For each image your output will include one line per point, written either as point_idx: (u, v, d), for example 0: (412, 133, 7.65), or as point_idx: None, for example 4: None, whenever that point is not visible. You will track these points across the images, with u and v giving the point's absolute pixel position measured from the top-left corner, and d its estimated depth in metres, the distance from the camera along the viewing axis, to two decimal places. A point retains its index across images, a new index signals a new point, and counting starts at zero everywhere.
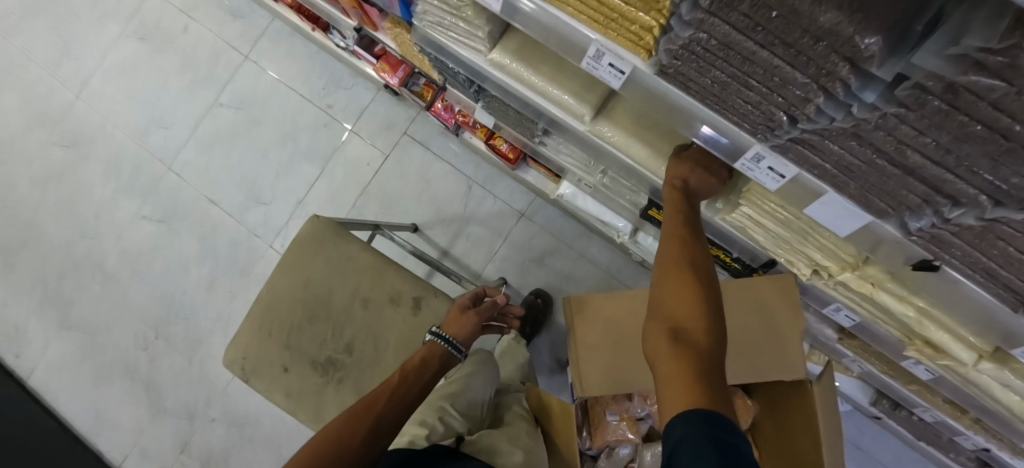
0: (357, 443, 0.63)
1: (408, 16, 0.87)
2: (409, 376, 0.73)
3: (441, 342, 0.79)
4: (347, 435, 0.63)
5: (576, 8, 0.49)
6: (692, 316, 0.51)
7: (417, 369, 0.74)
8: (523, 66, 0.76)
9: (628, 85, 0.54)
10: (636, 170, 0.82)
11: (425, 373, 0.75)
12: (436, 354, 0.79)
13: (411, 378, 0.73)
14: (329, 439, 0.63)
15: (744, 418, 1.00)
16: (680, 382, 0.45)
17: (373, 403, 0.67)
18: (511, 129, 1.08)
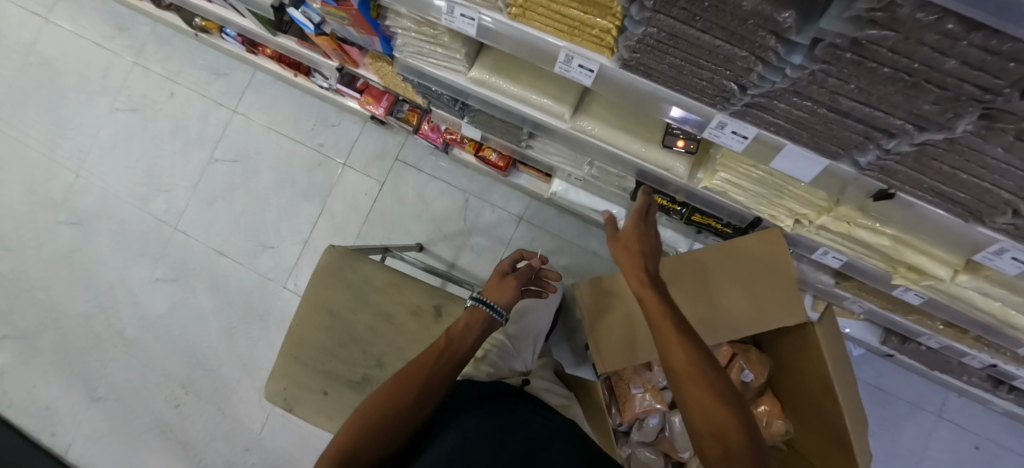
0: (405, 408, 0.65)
1: (388, 50, 0.93)
2: (454, 342, 0.72)
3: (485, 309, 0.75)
4: (395, 401, 0.65)
5: (541, 22, 0.55)
6: (726, 425, 0.54)
7: (461, 336, 0.72)
8: (502, 80, 0.83)
9: (598, 81, 0.61)
10: (621, 156, 0.88)
11: (467, 338, 0.73)
12: (479, 321, 0.75)
13: (456, 345, 0.72)
14: (380, 403, 0.65)
15: (760, 371, 1.06)
16: None
17: (423, 369, 0.69)
18: (498, 138, 1.14)
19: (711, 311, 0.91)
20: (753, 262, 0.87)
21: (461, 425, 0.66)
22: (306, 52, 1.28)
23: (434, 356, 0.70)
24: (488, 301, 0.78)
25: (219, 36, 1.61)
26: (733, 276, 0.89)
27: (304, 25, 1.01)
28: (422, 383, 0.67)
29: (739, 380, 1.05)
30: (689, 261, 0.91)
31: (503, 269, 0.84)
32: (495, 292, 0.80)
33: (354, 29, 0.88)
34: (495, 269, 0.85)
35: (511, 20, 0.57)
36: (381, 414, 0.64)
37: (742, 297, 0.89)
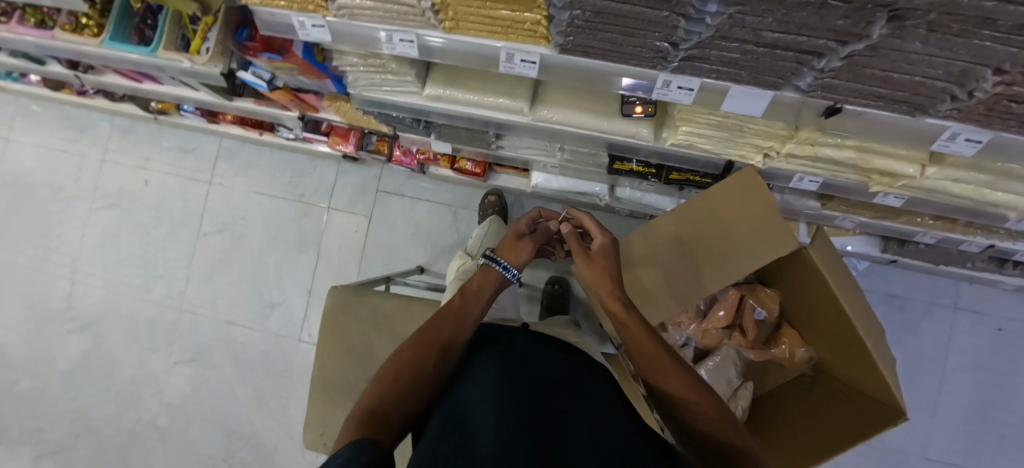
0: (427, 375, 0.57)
1: (342, 89, 0.95)
2: (471, 300, 0.66)
3: (496, 266, 0.70)
4: (412, 372, 0.56)
5: (476, 29, 0.57)
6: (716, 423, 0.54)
7: (477, 294, 0.67)
8: (456, 90, 0.85)
9: (543, 69, 0.63)
10: (586, 135, 0.91)
11: (483, 295, 0.67)
12: (491, 279, 0.69)
13: (471, 299, 0.66)
14: (395, 376, 0.56)
15: (771, 307, 1.07)
16: None
17: (441, 323, 0.62)
18: (468, 146, 1.16)
19: (672, 281, 0.92)
20: (716, 223, 0.89)
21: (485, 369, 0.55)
22: (265, 109, 1.30)
23: (449, 312, 0.64)
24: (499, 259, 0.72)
25: (178, 113, 1.63)
26: (696, 241, 0.91)
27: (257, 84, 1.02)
28: (442, 340, 0.60)
29: (753, 320, 1.07)
30: (649, 236, 0.94)
31: (519, 229, 0.79)
32: (513, 249, 0.75)
33: (306, 76, 0.90)
34: (512, 227, 0.80)
35: (447, 34, 0.59)
36: (406, 370, 0.56)
37: (702, 260, 0.90)
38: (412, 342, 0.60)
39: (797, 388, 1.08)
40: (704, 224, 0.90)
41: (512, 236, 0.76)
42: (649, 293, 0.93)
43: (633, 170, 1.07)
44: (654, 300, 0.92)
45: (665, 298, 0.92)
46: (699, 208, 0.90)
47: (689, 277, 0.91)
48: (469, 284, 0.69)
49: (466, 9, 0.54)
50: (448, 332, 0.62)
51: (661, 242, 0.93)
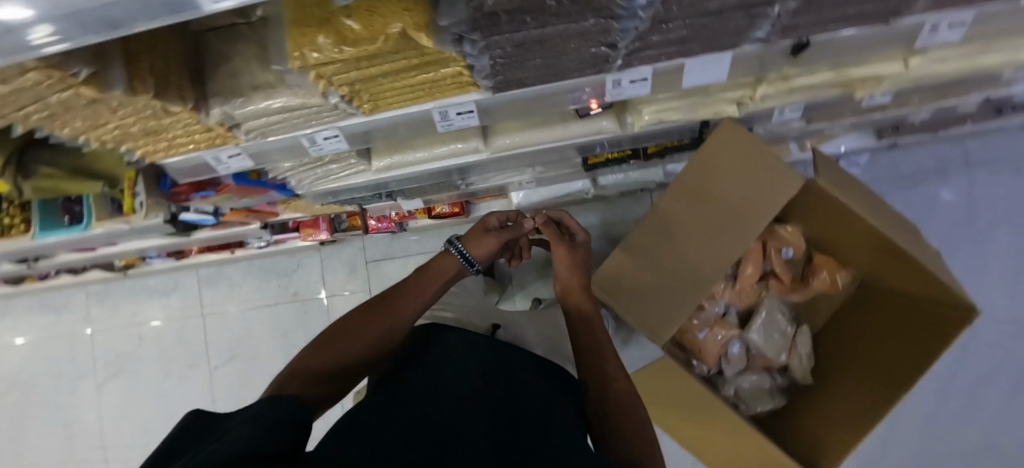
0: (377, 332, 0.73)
1: (289, 193, 0.88)
2: (424, 278, 0.82)
3: (456, 253, 0.86)
4: (364, 326, 0.72)
5: (397, 101, 0.51)
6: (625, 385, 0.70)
7: (438, 274, 0.84)
8: (405, 152, 0.80)
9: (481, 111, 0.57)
10: (550, 147, 0.85)
11: (444, 273, 0.85)
12: (450, 266, 0.85)
13: (422, 281, 0.82)
14: (346, 327, 0.73)
15: (796, 244, 1.00)
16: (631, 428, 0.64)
17: (393, 301, 0.76)
18: (438, 195, 1.11)
19: (667, 276, 0.85)
20: (703, 195, 0.84)
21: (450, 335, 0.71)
22: (223, 232, 1.23)
23: (404, 292, 0.79)
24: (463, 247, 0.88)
25: (145, 263, 1.56)
26: (687, 222, 0.86)
27: (205, 218, 0.96)
28: (394, 309, 0.76)
29: (783, 262, 1.00)
30: (638, 231, 0.88)
31: (489, 222, 0.92)
32: (480, 244, 0.89)
33: (248, 197, 0.84)
34: (485, 219, 0.93)
35: (370, 116, 0.53)
36: (360, 325, 0.72)
37: (696, 240, 0.85)
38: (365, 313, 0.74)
39: (842, 319, 1.03)
40: (692, 202, 0.85)
41: (482, 228, 0.90)
42: (644, 294, 0.86)
43: (609, 158, 1.01)
44: (651, 301, 0.85)
45: (663, 297, 0.85)
46: (686, 185, 0.85)
47: (683, 266, 0.85)
48: (432, 266, 0.85)
49: (378, 90, 0.48)
50: (396, 311, 0.76)
51: (649, 235, 0.87)
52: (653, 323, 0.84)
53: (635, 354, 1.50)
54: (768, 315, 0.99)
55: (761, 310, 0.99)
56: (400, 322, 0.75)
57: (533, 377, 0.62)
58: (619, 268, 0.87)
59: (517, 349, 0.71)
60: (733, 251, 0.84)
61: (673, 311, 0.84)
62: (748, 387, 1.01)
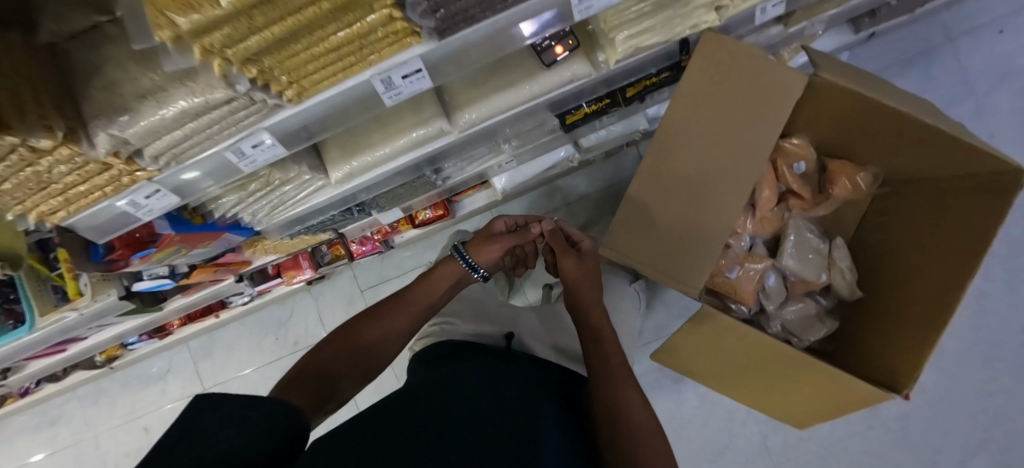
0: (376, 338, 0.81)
1: (248, 232, 0.77)
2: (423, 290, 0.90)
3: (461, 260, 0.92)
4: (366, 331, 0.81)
5: (326, 75, 0.42)
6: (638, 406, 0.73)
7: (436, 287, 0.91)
8: (363, 154, 0.70)
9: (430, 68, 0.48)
10: (523, 109, 0.76)
11: (444, 283, 0.91)
12: (453, 273, 0.92)
13: (422, 291, 0.89)
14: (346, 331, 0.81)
15: (807, 156, 0.92)
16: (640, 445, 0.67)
17: (394, 314, 0.85)
18: (416, 198, 1.01)
19: (686, 217, 0.75)
20: (706, 117, 0.73)
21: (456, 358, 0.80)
22: (199, 294, 1.12)
23: (405, 306, 0.87)
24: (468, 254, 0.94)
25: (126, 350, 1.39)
26: (695, 152, 0.74)
27: (162, 283, 0.82)
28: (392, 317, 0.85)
29: (798, 177, 0.92)
30: (642, 173, 0.76)
31: (494, 228, 0.96)
32: (483, 251, 0.94)
33: (200, 247, 0.71)
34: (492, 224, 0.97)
35: (300, 103, 0.44)
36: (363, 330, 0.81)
37: (709, 170, 0.74)
38: (368, 322, 0.82)
39: (875, 223, 0.95)
40: (696, 127, 0.74)
41: (487, 235, 0.95)
42: (666, 243, 0.75)
43: (587, 112, 0.93)
44: (675, 249, 0.75)
45: (686, 242, 0.75)
46: (684, 110, 0.73)
47: (701, 203, 0.75)
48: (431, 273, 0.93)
49: (297, 64, 0.39)
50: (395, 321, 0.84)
51: (656, 175, 0.76)
52: (682, 273, 0.74)
53: (663, 314, 1.42)
54: (798, 237, 0.91)
55: (789, 233, 0.91)
56: (396, 325, 0.83)
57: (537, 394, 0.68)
58: (630, 221, 0.76)
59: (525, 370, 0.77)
60: (750, 175, 0.74)
61: (701, 255, 0.74)
62: (795, 317, 0.92)
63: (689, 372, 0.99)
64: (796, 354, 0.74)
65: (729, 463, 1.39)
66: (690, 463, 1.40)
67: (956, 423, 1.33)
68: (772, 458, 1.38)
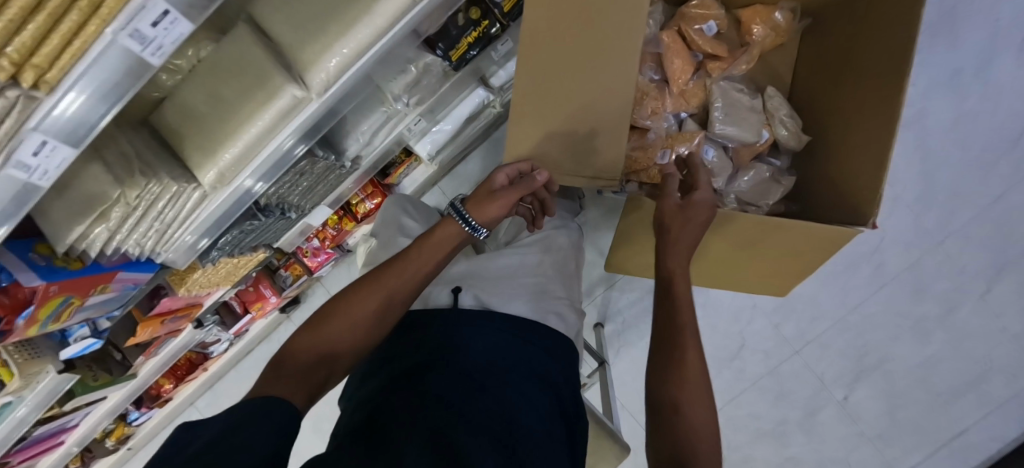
0: (370, 315, 0.61)
1: (150, 264, 0.73)
2: (423, 249, 0.66)
3: (455, 220, 0.66)
4: (359, 312, 0.61)
5: (56, 47, 0.37)
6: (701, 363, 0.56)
7: (437, 248, 0.66)
8: (226, 149, 0.66)
9: (188, 16, 0.42)
10: (380, 53, 0.70)
11: (447, 244, 0.67)
12: (453, 235, 0.67)
13: (420, 258, 0.65)
14: (334, 314, 0.61)
15: (715, 11, 0.84)
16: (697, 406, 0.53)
17: (389, 277, 0.63)
18: (335, 188, 0.98)
19: (582, 112, 0.69)
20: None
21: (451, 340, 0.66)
22: (166, 353, 1.10)
23: (401, 268, 0.64)
24: (466, 214, 0.67)
25: (135, 427, 1.34)
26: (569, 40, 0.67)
27: (89, 345, 0.78)
28: (389, 292, 0.62)
29: (710, 38, 0.84)
30: (521, 75, 0.68)
31: (496, 181, 0.68)
32: (484, 213, 0.66)
33: (95, 295, 0.67)
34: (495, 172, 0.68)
35: (51, 93, 0.40)
36: (359, 311, 0.61)
37: (590, 58, 0.67)
38: (366, 288, 0.62)
39: (809, 60, 0.87)
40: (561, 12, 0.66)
41: (487, 191, 0.67)
42: (573, 146, 0.70)
43: (470, 43, 0.86)
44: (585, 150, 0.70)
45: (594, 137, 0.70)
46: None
47: (595, 92, 0.68)
48: (436, 236, 0.66)
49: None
50: (396, 287, 0.63)
51: (540, 74, 0.68)
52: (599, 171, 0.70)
53: None
54: (725, 101, 0.83)
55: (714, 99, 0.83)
56: (402, 293, 0.63)
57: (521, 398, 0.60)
58: (529, 133, 0.70)
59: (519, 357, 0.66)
60: (632, 52, 0.67)
61: (613, 148, 0.69)
62: (748, 185, 0.85)
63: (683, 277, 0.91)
64: (766, 222, 0.68)
65: (749, 363, 1.35)
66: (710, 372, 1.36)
67: (970, 255, 1.25)
68: (791, 344, 1.33)
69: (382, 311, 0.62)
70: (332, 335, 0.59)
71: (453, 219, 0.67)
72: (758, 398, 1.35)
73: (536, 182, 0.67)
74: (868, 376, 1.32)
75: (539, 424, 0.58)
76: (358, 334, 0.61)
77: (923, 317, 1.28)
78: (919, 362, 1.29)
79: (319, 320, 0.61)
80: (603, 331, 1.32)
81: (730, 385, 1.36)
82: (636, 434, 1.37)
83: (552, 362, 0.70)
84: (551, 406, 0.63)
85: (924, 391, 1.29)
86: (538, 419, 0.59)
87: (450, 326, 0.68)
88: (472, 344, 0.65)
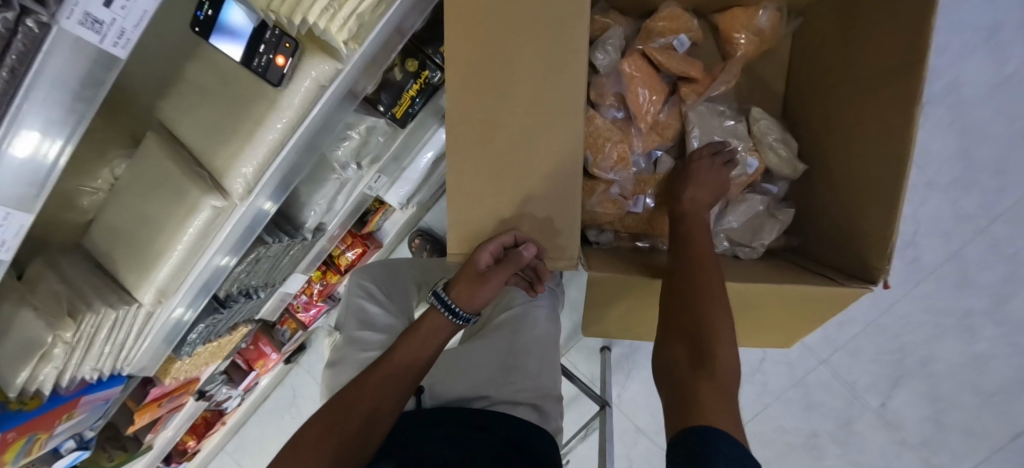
0: (362, 414, 0.58)
1: (116, 379, 0.73)
2: (416, 340, 0.64)
3: (442, 313, 0.65)
4: (351, 411, 0.57)
5: None
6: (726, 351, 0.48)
7: (429, 336, 0.65)
8: (158, 265, 0.63)
9: (18, 199, 0.37)
10: (303, 140, 0.64)
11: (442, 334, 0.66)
12: (441, 325, 0.66)
13: (410, 349, 0.63)
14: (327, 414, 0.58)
15: (686, 24, 0.72)
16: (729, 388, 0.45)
17: (383, 371, 0.61)
18: (302, 258, 0.94)
19: (528, 186, 0.60)
20: (495, 63, 0.57)
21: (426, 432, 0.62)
22: (176, 424, 1.13)
23: (393, 362, 0.62)
24: (452, 303, 0.64)
25: None
26: (506, 108, 0.58)
27: (79, 455, 0.80)
28: (382, 385, 0.60)
29: (683, 57, 0.72)
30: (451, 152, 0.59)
31: (478, 266, 0.61)
32: (472, 293, 0.64)
33: (61, 424, 0.67)
34: (474, 257, 0.61)
35: None
36: (352, 411, 0.57)
37: (531, 122, 0.58)
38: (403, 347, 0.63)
39: (802, 64, 0.74)
40: (488, 77, 0.57)
41: (472, 276, 0.62)
42: (523, 226, 0.61)
43: (412, 96, 0.79)
44: (533, 231, 0.61)
45: (547, 211, 0.60)
46: (467, 63, 0.56)
47: (538, 159, 0.59)
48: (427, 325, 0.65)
49: None
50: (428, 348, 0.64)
51: (470, 148, 0.59)
52: (550, 251, 0.61)
53: None
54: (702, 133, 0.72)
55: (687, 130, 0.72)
56: (397, 388, 0.61)
57: None
58: (472, 214, 0.61)
59: (490, 446, 0.60)
60: (579, 113, 0.58)
61: (571, 222, 0.60)
62: (741, 222, 0.74)
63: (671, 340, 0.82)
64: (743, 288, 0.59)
65: (771, 376, 1.25)
66: None
67: None
68: (818, 353, 1.22)
69: (408, 377, 0.62)
70: (365, 391, 0.59)
71: (436, 308, 0.65)
72: (784, 410, 1.25)
73: (523, 256, 0.59)
74: (907, 381, 1.19)
75: None
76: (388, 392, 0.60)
77: (968, 313, 1.13)
78: (968, 362, 1.15)
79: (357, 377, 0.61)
80: (608, 356, 1.25)
81: (750, 399, 1.26)
82: (656, 455, 1.31)
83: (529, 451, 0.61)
84: None
85: (976, 393, 1.15)
86: None
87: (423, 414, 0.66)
88: (435, 438, 0.60)
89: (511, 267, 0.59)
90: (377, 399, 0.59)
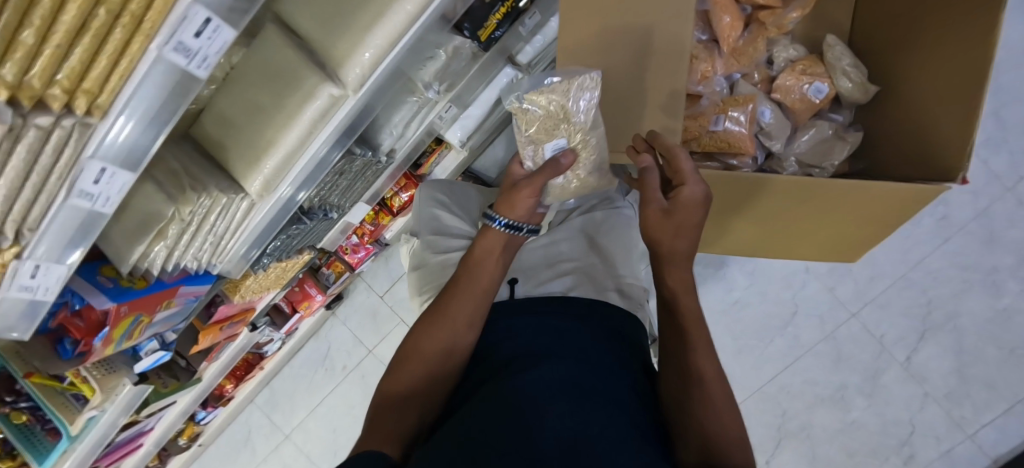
0: (419, 380, 0.59)
1: (208, 276, 0.74)
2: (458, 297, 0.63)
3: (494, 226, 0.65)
4: (412, 379, 0.59)
5: (107, 68, 0.36)
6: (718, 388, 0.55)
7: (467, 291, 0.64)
8: (268, 156, 0.64)
9: (229, 18, 0.39)
10: (414, 40, 0.65)
11: (491, 256, 0.65)
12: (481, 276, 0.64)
13: (451, 309, 0.62)
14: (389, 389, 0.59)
15: None
16: (724, 413, 0.53)
17: (428, 339, 0.61)
18: (373, 182, 0.96)
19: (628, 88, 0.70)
20: None
21: (505, 334, 0.66)
22: (227, 356, 1.14)
23: (437, 320, 0.62)
24: (505, 218, 0.65)
25: (203, 425, 1.40)
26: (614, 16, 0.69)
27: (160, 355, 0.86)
28: (431, 351, 0.60)
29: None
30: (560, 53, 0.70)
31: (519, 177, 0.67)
32: (521, 203, 0.64)
33: (161, 310, 0.69)
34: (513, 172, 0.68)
35: (106, 118, 0.39)
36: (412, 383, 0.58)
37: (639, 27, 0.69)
38: (424, 326, 0.62)
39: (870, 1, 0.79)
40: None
41: (514, 188, 0.65)
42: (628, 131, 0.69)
43: (499, 19, 0.82)
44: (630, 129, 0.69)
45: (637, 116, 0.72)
46: None
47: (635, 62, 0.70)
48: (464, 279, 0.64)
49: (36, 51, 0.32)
50: (456, 313, 0.62)
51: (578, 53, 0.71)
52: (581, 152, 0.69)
53: None
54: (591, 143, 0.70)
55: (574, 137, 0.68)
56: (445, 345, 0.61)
57: (580, 367, 0.56)
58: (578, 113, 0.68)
59: (580, 337, 0.63)
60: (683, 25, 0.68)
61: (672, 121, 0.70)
62: (809, 145, 0.79)
63: (723, 248, 0.93)
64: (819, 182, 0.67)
65: (803, 330, 1.30)
66: (761, 340, 1.32)
67: None
68: (848, 307, 1.28)
69: (455, 333, 0.61)
70: (417, 360, 0.60)
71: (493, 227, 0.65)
72: (814, 364, 1.30)
73: (561, 163, 0.63)
74: (933, 335, 1.24)
75: (599, 391, 0.54)
76: (439, 360, 0.61)
77: (993, 269, 1.20)
78: (991, 316, 1.21)
79: (391, 371, 0.61)
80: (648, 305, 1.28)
81: (782, 352, 1.31)
82: None
83: (616, 339, 0.66)
84: (618, 383, 0.57)
85: (997, 347, 1.22)
86: (598, 384, 0.55)
87: (509, 311, 0.70)
88: (522, 334, 0.64)
89: (554, 171, 0.63)
90: (434, 357, 0.60)
